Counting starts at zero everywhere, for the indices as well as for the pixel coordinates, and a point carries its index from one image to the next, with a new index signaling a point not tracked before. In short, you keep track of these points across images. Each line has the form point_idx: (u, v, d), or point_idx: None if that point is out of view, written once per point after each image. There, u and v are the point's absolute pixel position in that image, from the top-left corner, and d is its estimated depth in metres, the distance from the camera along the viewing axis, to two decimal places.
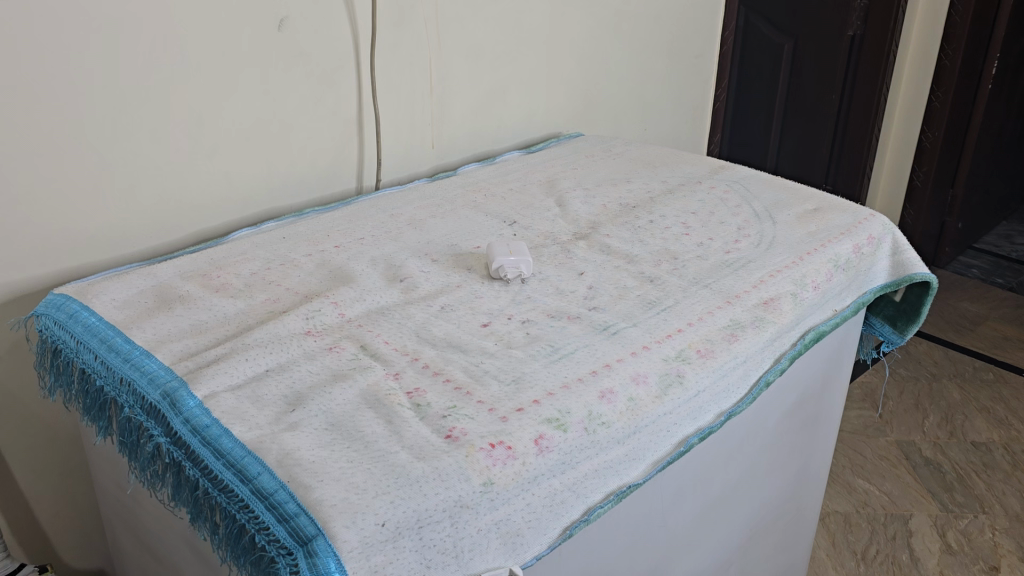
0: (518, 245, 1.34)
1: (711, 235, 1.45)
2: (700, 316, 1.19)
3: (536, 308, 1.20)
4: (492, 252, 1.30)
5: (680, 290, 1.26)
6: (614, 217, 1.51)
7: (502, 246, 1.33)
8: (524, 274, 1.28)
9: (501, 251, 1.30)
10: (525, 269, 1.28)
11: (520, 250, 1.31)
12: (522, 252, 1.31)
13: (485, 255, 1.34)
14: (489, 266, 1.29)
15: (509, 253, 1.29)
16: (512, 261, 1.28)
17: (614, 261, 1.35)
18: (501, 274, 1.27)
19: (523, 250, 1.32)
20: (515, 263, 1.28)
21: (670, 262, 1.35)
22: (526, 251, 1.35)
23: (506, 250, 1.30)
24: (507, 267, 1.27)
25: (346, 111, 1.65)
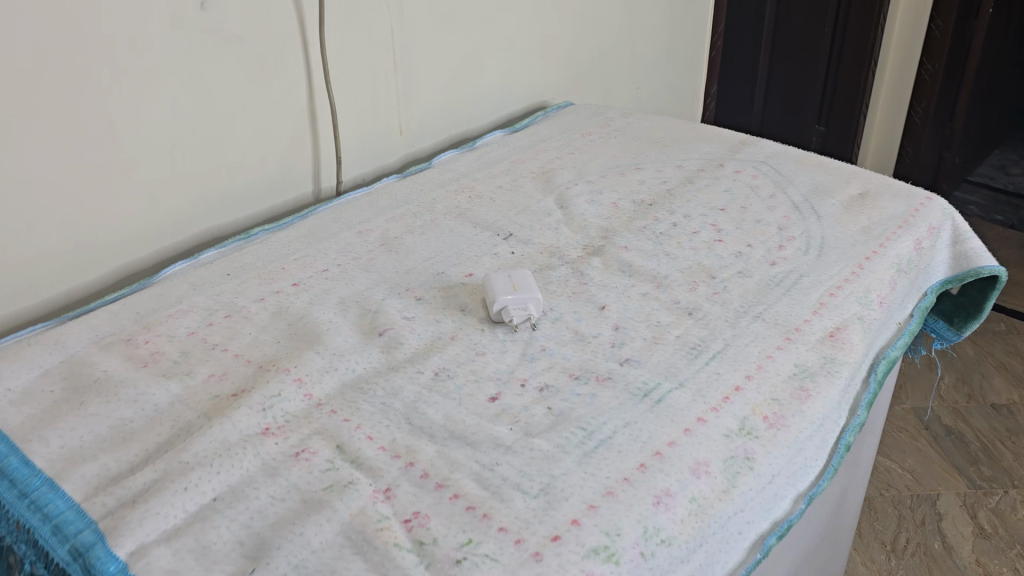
0: (522, 276, 1.08)
1: (749, 242, 1.20)
2: (757, 368, 0.96)
3: (554, 368, 0.95)
4: (492, 290, 1.05)
5: (728, 327, 1.02)
6: (630, 222, 1.26)
7: (504, 278, 1.07)
8: (534, 316, 1.03)
9: (505, 289, 1.04)
10: (535, 312, 1.02)
11: (527, 285, 1.05)
12: (529, 286, 1.05)
13: (484, 289, 1.08)
14: (490, 309, 1.03)
15: (513, 291, 1.03)
16: (519, 301, 1.03)
17: (639, 285, 1.10)
18: (505, 321, 1.02)
19: (530, 284, 1.06)
20: (523, 305, 1.03)
21: (708, 286, 1.10)
22: (533, 281, 1.09)
23: (509, 286, 1.04)
24: (511, 309, 1.02)
25: (296, 103, 1.36)
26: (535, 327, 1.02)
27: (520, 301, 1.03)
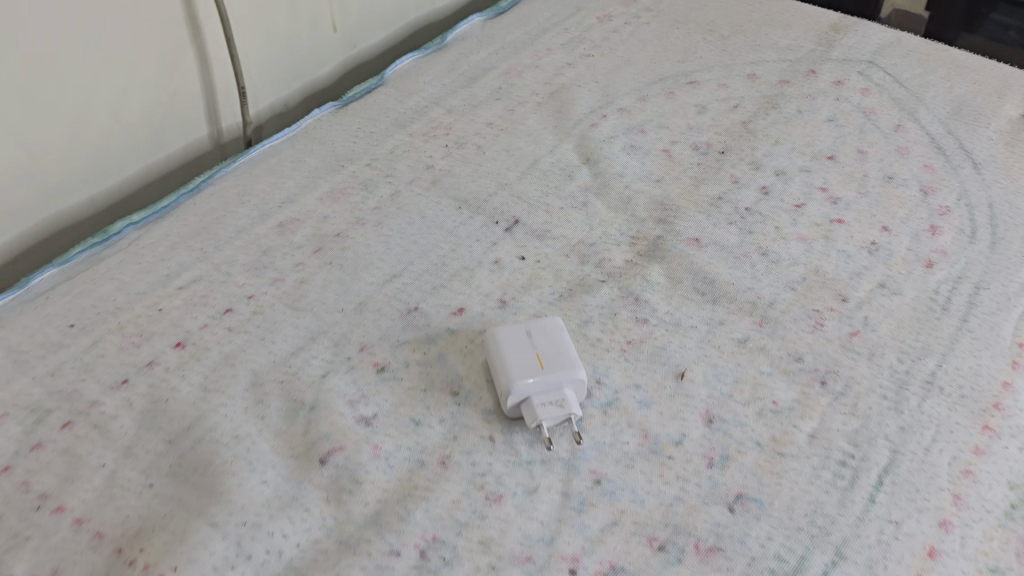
0: (549, 330, 0.65)
1: (883, 225, 0.79)
2: (953, 503, 0.58)
3: (621, 527, 0.57)
4: (503, 368, 0.63)
5: (891, 415, 0.63)
6: (695, 189, 0.84)
7: (520, 338, 0.64)
8: (573, 412, 0.61)
9: (525, 370, 0.62)
10: (577, 411, 0.61)
11: (560, 354, 0.63)
12: (564, 358, 0.63)
13: (487, 352, 0.66)
14: (502, 403, 0.62)
15: (539, 376, 0.61)
16: (550, 392, 0.61)
17: (731, 320, 0.70)
18: (529, 427, 0.61)
19: (564, 350, 0.64)
20: (557, 398, 0.61)
21: (839, 320, 0.70)
22: (566, 331, 0.67)
23: (532, 363, 0.62)
24: (535, 405, 0.61)
25: (167, 8, 0.85)
26: (579, 440, 0.61)
27: (552, 390, 0.62)
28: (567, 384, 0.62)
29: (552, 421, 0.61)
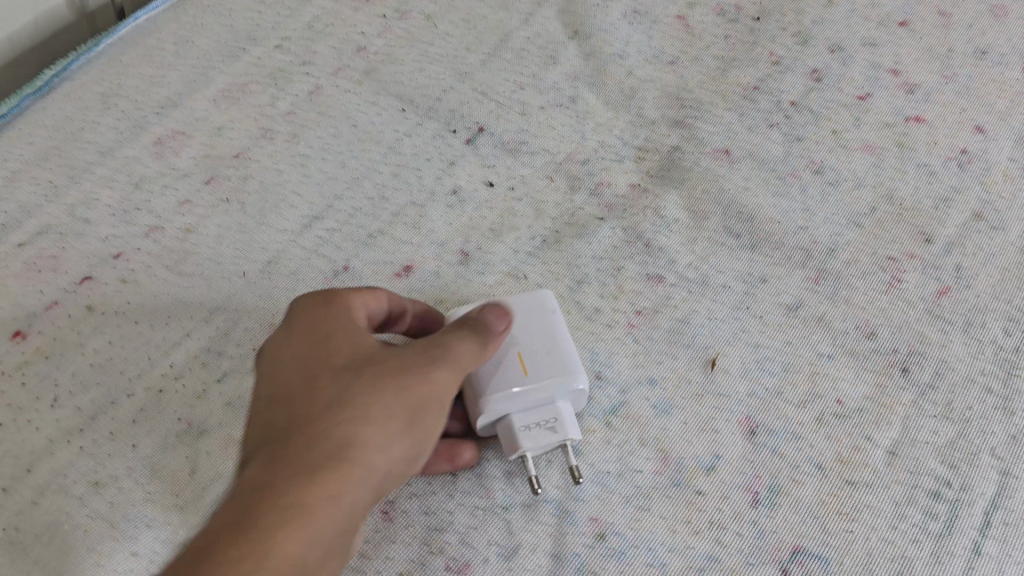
0: (537, 315, 0.46)
1: (976, 124, 0.59)
2: None
3: None
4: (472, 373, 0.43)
5: (999, 418, 0.46)
6: (721, 76, 0.62)
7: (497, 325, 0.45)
8: (569, 437, 0.44)
9: (504, 380, 0.43)
10: (574, 436, 0.44)
11: (551, 354, 0.44)
12: (557, 359, 0.44)
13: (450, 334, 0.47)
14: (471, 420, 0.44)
15: (528, 390, 0.43)
16: (538, 410, 0.44)
17: (777, 271, 0.52)
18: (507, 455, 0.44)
19: (557, 346, 0.45)
20: (545, 420, 0.44)
21: (922, 274, 0.52)
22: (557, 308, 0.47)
23: (512, 367, 0.43)
24: (521, 429, 0.43)
25: None
26: (576, 481, 0.44)
27: (540, 408, 0.44)
28: (559, 398, 0.44)
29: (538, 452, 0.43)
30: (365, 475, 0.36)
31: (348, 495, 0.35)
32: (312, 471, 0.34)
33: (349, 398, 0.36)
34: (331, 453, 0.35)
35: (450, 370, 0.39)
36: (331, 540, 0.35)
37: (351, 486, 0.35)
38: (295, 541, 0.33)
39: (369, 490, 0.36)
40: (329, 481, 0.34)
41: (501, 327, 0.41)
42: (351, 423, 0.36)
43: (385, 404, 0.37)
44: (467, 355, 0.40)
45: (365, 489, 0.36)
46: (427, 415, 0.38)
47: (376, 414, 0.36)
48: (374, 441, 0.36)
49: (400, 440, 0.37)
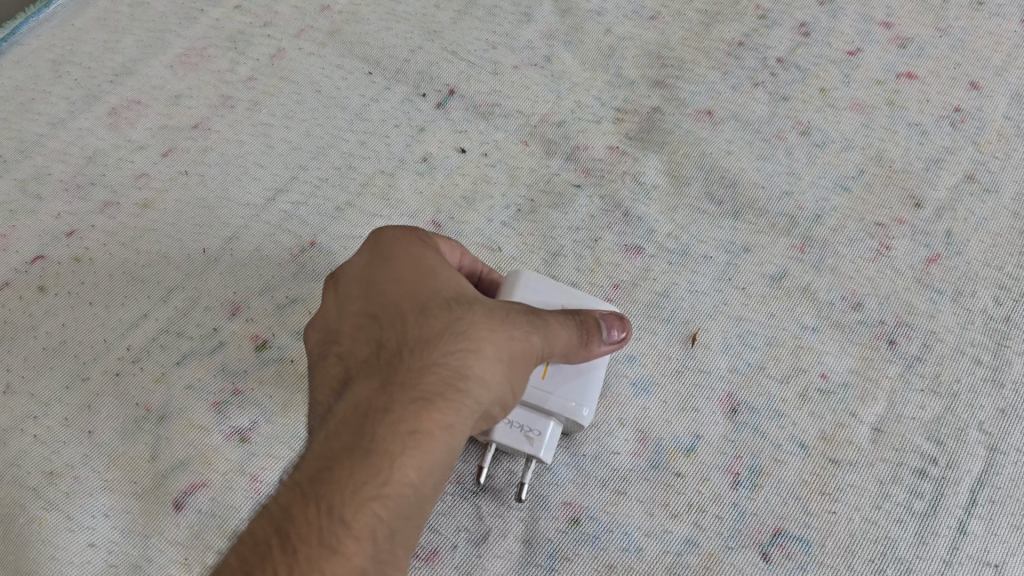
0: None
1: (971, 80, 0.56)
2: None
3: None
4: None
5: (987, 392, 0.44)
6: (705, 31, 0.60)
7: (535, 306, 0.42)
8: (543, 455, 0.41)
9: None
10: (545, 457, 0.41)
11: (575, 376, 0.42)
12: (575, 382, 0.41)
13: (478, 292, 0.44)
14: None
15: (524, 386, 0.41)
16: (527, 412, 0.41)
17: (761, 239, 0.50)
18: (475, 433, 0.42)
19: (586, 373, 0.42)
20: (531, 428, 0.41)
21: (911, 240, 0.49)
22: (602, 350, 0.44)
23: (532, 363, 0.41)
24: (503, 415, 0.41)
25: None
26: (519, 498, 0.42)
27: (534, 414, 0.41)
28: (555, 415, 0.41)
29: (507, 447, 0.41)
30: (461, 411, 0.35)
31: (440, 434, 0.34)
32: (408, 416, 0.33)
33: (453, 334, 0.35)
34: (429, 395, 0.34)
35: (550, 331, 0.38)
36: (423, 482, 0.34)
37: (443, 424, 0.34)
38: (384, 479, 0.33)
39: (457, 430, 0.35)
40: (417, 425, 0.33)
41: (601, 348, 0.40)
42: (455, 360, 0.35)
43: (490, 347, 0.35)
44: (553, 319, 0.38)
45: (456, 430, 0.35)
46: (523, 360, 0.37)
47: (484, 347, 0.35)
48: (474, 381, 0.35)
49: (496, 380, 0.36)
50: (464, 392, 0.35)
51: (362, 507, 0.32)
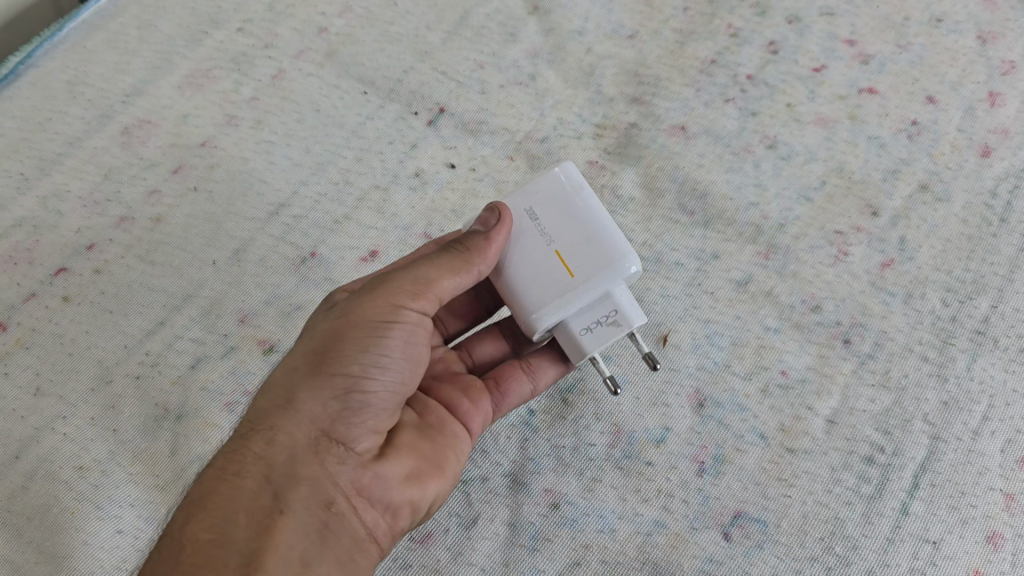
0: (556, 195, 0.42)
1: (927, 95, 0.60)
2: (1006, 508, 0.45)
3: (586, 567, 0.44)
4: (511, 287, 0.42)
5: (932, 385, 0.48)
6: (680, 50, 0.64)
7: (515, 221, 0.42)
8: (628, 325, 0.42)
9: (547, 290, 0.41)
10: (637, 321, 0.42)
11: (589, 246, 0.41)
12: (597, 249, 0.41)
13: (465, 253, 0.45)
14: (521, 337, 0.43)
15: (572, 296, 0.41)
16: (591, 308, 0.41)
17: (727, 248, 0.55)
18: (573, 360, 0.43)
19: (593, 235, 0.41)
20: (606, 316, 0.42)
21: (867, 246, 0.54)
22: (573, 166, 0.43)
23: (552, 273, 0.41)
24: (578, 334, 0.42)
25: None
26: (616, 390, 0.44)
27: (595, 306, 0.41)
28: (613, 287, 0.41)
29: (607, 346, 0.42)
30: (274, 445, 0.37)
31: (248, 474, 0.37)
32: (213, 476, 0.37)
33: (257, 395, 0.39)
34: (230, 452, 0.38)
35: (374, 298, 0.39)
36: (251, 517, 0.36)
37: (248, 468, 0.37)
38: (196, 533, 0.35)
39: (279, 457, 0.37)
40: (217, 481, 0.37)
41: (493, 241, 0.40)
42: (256, 413, 0.39)
43: (289, 376, 0.38)
44: (364, 293, 0.39)
45: (278, 459, 0.37)
46: (333, 351, 0.38)
47: (277, 378, 0.39)
48: (276, 415, 0.38)
49: (304, 394, 0.38)
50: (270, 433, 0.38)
51: (181, 562, 0.35)
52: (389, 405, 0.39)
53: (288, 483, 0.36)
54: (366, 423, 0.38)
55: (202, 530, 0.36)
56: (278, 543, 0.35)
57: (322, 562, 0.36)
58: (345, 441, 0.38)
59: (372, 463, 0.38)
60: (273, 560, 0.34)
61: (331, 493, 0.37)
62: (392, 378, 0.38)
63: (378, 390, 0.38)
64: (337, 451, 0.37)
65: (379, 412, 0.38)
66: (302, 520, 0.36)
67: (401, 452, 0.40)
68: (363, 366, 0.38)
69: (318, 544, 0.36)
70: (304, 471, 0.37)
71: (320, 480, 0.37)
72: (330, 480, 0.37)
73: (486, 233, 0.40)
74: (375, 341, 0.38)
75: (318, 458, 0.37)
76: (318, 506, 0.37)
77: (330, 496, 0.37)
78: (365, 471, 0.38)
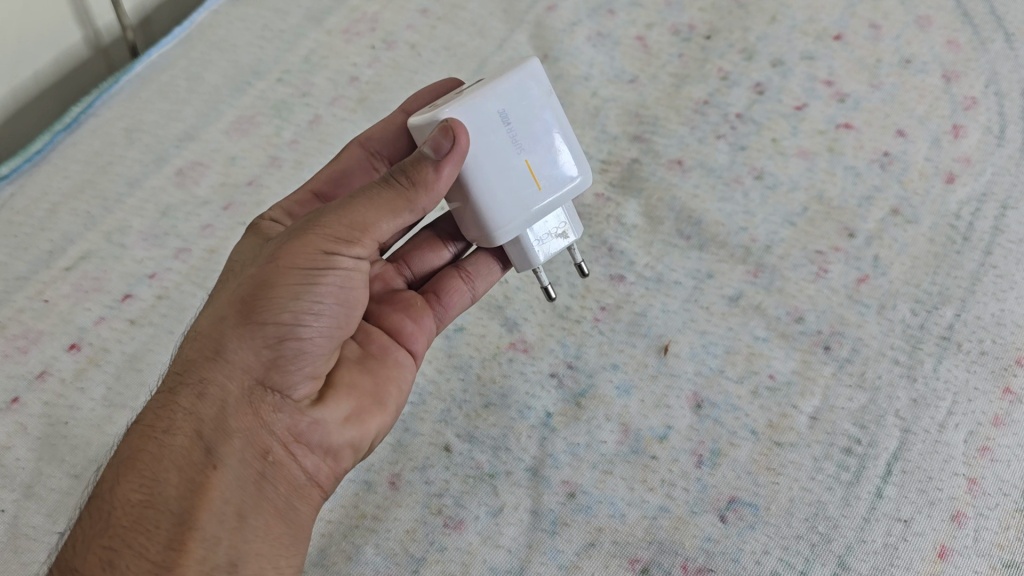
0: (529, 107, 0.46)
1: (898, 129, 0.67)
2: (968, 490, 0.50)
3: (599, 548, 0.50)
4: (485, 194, 0.46)
5: (903, 384, 0.54)
6: (675, 92, 0.72)
7: (495, 129, 0.46)
8: (569, 237, 0.51)
9: (518, 206, 0.47)
10: (575, 233, 0.51)
11: (554, 167, 0.48)
12: (562, 168, 0.48)
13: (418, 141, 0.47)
14: (473, 237, 0.49)
15: (537, 211, 0.48)
16: (545, 223, 0.50)
17: (720, 267, 0.61)
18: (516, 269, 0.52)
19: (559, 156, 0.48)
20: (554, 229, 0.50)
21: (845, 264, 0.60)
22: (543, 78, 0.47)
23: (525, 187, 0.47)
24: (534, 247, 0.50)
25: None
26: (551, 296, 0.53)
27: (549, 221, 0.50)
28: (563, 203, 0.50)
29: (548, 256, 0.51)
30: (207, 401, 0.44)
31: (180, 432, 0.44)
32: (148, 431, 0.44)
33: (190, 347, 0.46)
34: (161, 411, 0.45)
35: (299, 243, 0.44)
36: (184, 473, 0.42)
37: (181, 425, 0.44)
38: (128, 494, 0.42)
39: (211, 412, 0.44)
40: (145, 441, 0.44)
41: (443, 172, 0.43)
42: (189, 368, 0.46)
43: (219, 327, 0.45)
44: (296, 238, 0.44)
45: (210, 414, 0.44)
46: (262, 299, 0.44)
47: (208, 333, 0.45)
48: (209, 370, 0.45)
49: (236, 348, 0.44)
50: (203, 388, 0.45)
51: (115, 523, 0.41)
52: (323, 350, 0.45)
53: (221, 437, 0.43)
54: (299, 371, 0.45)
55: (134, 491, 0.42)
56: (212, 496, 0.42)
57: (258, 510, 0.43)
58: (279, 390, 0.45)
59: (308, 408, 0.46)
60: (207, 514, 0.41)
61: (267, 441, 0.44)
62: (324, 324, 0.45)
63: (309, 337, 0.44)
64: (271, 400, 0.45)
65: (312, 360, 0.45)
66: (236, 471, 0.43)
67: (338, 393, 0.47)
68: (294, 314, 0.44)
69: (253, 491, 0.43)
70: (236, 425, 0.44)
71: (254, 431, 0.44)
72: (264, 429, 0.44)
73: (436, 162, 0.43)
74: (306, 288, 0.44)
75: (253, 409, 0.44)
76: (253, 455, 0.44)
77: (267, 445, 0.44)
78: (302, 417, 0.45)
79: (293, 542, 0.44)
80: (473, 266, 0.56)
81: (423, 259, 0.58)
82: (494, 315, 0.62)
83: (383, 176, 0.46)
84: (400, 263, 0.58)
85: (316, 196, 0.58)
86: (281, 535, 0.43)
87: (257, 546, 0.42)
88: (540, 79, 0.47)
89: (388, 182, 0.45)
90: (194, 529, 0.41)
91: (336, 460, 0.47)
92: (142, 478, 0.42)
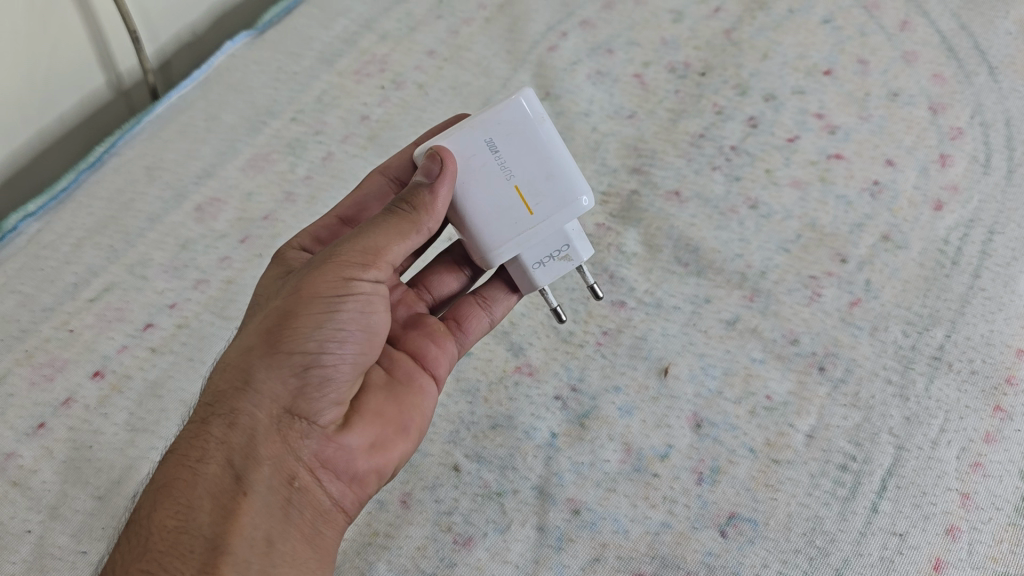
0: (521, 132, 0.50)
1: (886, 159, 0.70)
2: (961, 505, 0.52)
3: (604, 563, 0.52)
4: (477, 216, 0.50)
5: (895, 403, 0.56)
6: (672, 126, 0.75)
7: (483, 155, 0.49)
8: (575, 261, 0.53)
9: (506, 228, 0.50)
10: (582, 256, 0.52)
11: (548, 188, 0.50)
12: (554, 188, 0.50)
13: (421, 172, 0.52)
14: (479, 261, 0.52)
15: (527, 232, 0.50)
16: (547, 245, 0.52)
17: (718, 293, 0.64)
18: (524, 289, 0.55)
19: (553, 177, 0.50)
20: (558, 252, 0.52)
21: (838, 288, 0.63)
22: (537, 105, 0.50)
23: (516, 208, 0.50)
24: (535, 268, 0.53)
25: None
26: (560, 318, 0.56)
27: (551, 244, 0.52)
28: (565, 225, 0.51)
29: (555, 279, 0.53)
30: (237, 430, 0.46)
31: (212, 460, 0.45)
32: (182, 460, 0.46)
33: (219, 378, 0.48)
34: (194, 439, 0.46)
35: (321, 274, 0.47)
36: (217, 499, 0.44)
37: (214, 454, 0.45)
38: (164, 520, 0.43)
39: (242, 440, 0.46)
40: (180, 469, 0.45)
41: (437, 192, 0.47)
42: (219, 398, 0.47)
43: (247, 358, 0.47)
44: (315, 269, 0.47)
45: (240, 442, 0.46)
46: (289, 329, 0.46)
47: (237, 365, 0.47)
48: (239, 400, 0.46)
49: (265, 376, 0.46)
50: (234, 417, 0.46)
51: (151, 548, 0.43)
52: (346, 377, 0.48)
53: (252, 464, 0.45)
54: (323, 398, 0.47)
55: (170, 517, 0.44)
56: (244, 521, 0.44)
57: (287, 535, 0.45)
58: (305, 417, 0.47)
59: (334, 434, 0.48)
60: (239, 539, 0.43)
61: (294, 466, 0.46)
62: (347, 351, 0.47)
63: (333, 364, 0.47)
64: (298, 427, 0.47)
65: (336, 387, 0.48)
66: (266, 497, 0.45)
67: (362, 421, 0.50)
68: (318, 342, 0.46)
69: (281, 516, 0.45)
70: (265, 452, 0.46)
71: (282, 457, 0.46)
72: (292, 455, 0.46)
73: (430, 185, 0.47)
74: (328, 316, 0.46)
75: (281, 437, 0.46)
76: (280, 481, 0.46)
77: (293, 471, 0.46)
78: (329, 444, 0.48)
79: (321, 565, 0.46)
80: (490, 292, 0.58)
81: (440, 284, 0.61)
82: (500, 340, 0.64)
83: (388, 207, 0.49)
84: (422, 289, 0.60)
85: (341, 221, 0.61)
86: (309, 559, 0.45)
87: (287, 571, 0.44)
88: (533, 108, 0.50)
89: (391, 211, 0.49)
90: (227, 553, 0.42)
91: (360, 486, 0.49)
92: (178, 504, 0.44)
